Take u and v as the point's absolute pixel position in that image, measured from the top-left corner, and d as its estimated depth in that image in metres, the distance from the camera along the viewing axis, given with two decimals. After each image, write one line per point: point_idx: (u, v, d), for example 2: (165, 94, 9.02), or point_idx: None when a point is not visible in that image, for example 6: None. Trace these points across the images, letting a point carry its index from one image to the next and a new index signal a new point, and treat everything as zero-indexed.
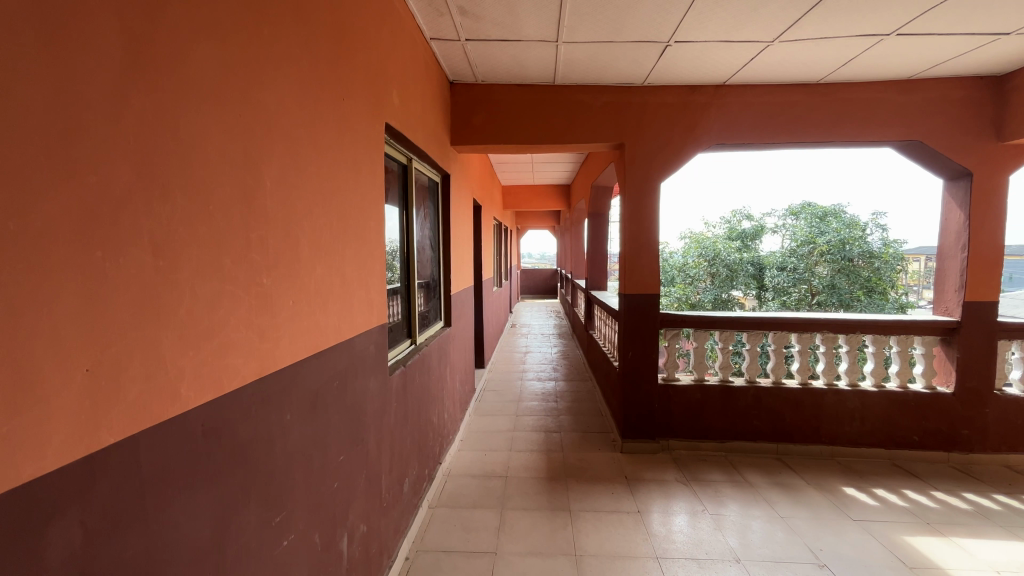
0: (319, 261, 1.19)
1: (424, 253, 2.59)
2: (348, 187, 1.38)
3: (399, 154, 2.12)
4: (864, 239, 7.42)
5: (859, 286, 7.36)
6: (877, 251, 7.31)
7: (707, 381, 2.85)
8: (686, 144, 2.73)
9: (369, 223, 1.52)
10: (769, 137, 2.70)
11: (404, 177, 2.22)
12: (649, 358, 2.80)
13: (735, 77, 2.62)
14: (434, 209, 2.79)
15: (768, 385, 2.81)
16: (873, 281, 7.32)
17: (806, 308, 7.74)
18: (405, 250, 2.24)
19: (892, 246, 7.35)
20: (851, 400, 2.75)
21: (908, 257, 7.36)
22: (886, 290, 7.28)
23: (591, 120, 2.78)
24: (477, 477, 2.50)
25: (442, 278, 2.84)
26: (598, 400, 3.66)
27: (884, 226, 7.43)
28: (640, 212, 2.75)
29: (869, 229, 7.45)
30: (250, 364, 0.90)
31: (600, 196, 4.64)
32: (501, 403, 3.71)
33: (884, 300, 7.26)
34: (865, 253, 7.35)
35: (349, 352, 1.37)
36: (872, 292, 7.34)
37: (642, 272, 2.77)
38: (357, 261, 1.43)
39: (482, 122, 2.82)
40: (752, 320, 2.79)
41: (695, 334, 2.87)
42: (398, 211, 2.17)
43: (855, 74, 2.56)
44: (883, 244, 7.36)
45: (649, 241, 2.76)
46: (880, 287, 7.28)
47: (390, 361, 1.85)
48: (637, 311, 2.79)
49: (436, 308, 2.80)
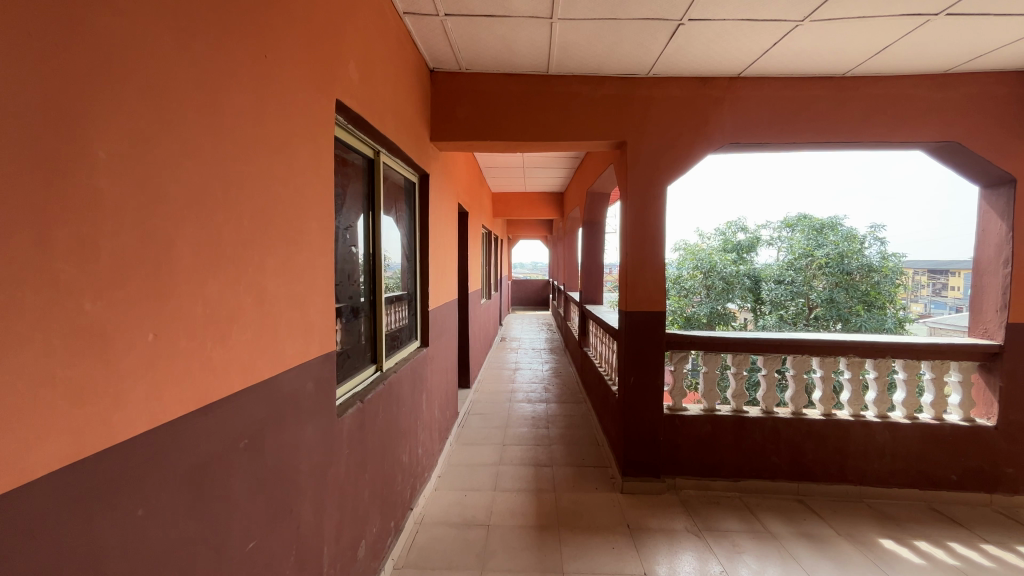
0: (214, 272, 0.83)
1: (395, 263, 2.24)
2: (274, 174, 1.03)
3: (364, 145, 1.78)
4: (863, 252, 7.19)
5: (858, 300, 7.12)
6: (877, 265, 7.06)
7: (718, 412, 2.51)
8: (696, 144, 2.41)
9: (308, 224, 1.18)
10: (789, 136, 2.39)
11: (369, 173, 1.88)
12: (653, 384, 2.46)
13: (753, 68, 2.31)
14: (410, 213, 2.45)
15: (787, 415, 2.48)
16: (871, 294, 7.04)
17: (803, 323, 7.47)
18: (371, 260, 1.89)
19: (890, 259, 7.09)
20: (881, 434, 2.43)
21: (908, 271, 7.11)
22: (885, 303, 7.00)
23: (588, 115, 2.46)
24: (454, 525, 2.13)
25: (418, 292, 2.50)
26: (594, 427, 3.30)
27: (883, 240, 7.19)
28: (644, 218, 2.42)
29: (868, 243, 7.21)
30: (43, 443, 0.55)
31: (595, 204, 4.33)
32: (486, 429, 3.35)
33: (884, 314, 6.98)
34: (863, 266, 7.11)
35: (268, 396, 1.01)
36: (871, 306, 7.07)
37: (645, 287, 2.44)
38: (286, 274, 1.08)
39: (465, 115, 2.50)
40: (768, 342, 2.45)
41: (704, 357, 2.53)
42: (362, 213, 1.82)
43: (887, 66, 2.27)
44: (881, 258, 7.11)
45: (653, 253, 2.43)
46: (880, 301, 7.00)
47: (342, 399, 1.50)
48: (640, 331, 2.45)
49: (410, 326, 2.43)
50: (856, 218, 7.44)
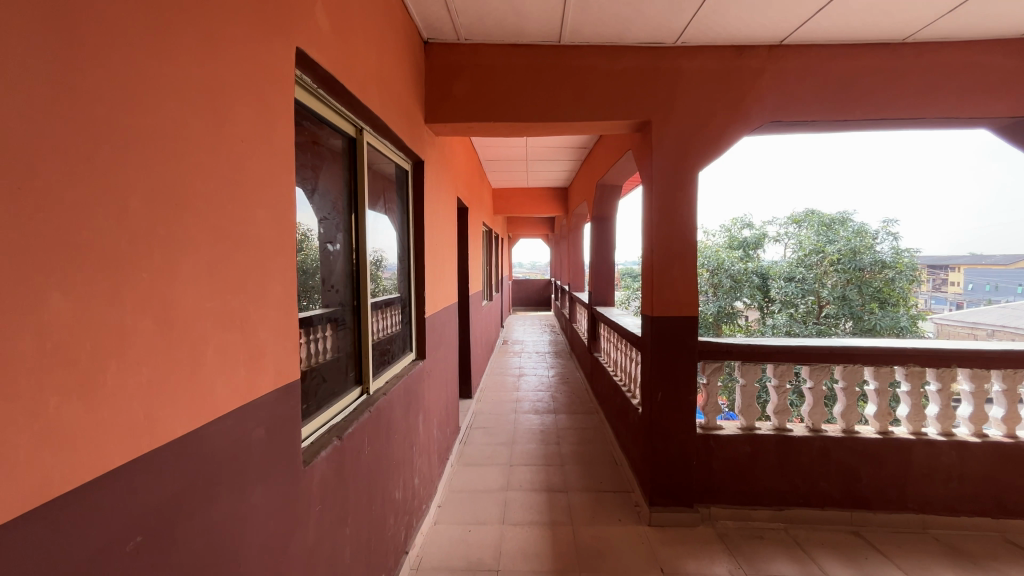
0: (65, 281, 0.51)
1: (386, 264, 1.91)
2: (191, 136, 0.70)
3: (342, 120, 1.45)
4: (875, 248, 6.89)
5: (870, 297, 6.82)
6: (889, 261, 6.75)
7: (758, 431, 2.18)
8: (732, 123, 2.09)
9: (254, 215, 0.86)
10: (839, 113, 2.07)
11: (350, 154, 1.55)
12: (684, 400, 2.14)
13: (799, 33, 1.99)
14: (403, 205, 2.12)
15: (838, 434, 2.16)
16: (884, 291, 6.75)
17: (813, 321, 7.18)
18: (354, 262, 1.56)
19: (904, 255, 6.79)
20: (947, 455, 2.11)
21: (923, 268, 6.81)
22: (899, 301, 6.71)
23: (606, 91, 2.14)
24: (457, 572, 1.81)
25: (412, 297, 2.17)
26: (610, 443, 2.98)
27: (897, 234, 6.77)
28: (672, 209, 2.10)
29: (880, 238, 6.89)
30: None
31: (608, 196, 3.95)
32: (491, 447, 3.02)
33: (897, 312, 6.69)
34: (876, 263, 6.80)
35: (187, 462, 0.69)
36: (885, 303, 6.77)
37: (674, 287, 2.11)
38: (216, 281, 0.76)
39: (465, 93, 2.18)
40: (816, 350, 2.13)
41: (741, 368, 2.20)
42: (341, 202, 1.49)
43: (955, 29, 1.95)
44: (894, 254, 6.81)
45: (684, 250, 2.11)
46: (893, 298, 6.70)
47: (311, 438, 1.17)
48: (668, 340, 2.12)
49: (404, 336, 2.10)
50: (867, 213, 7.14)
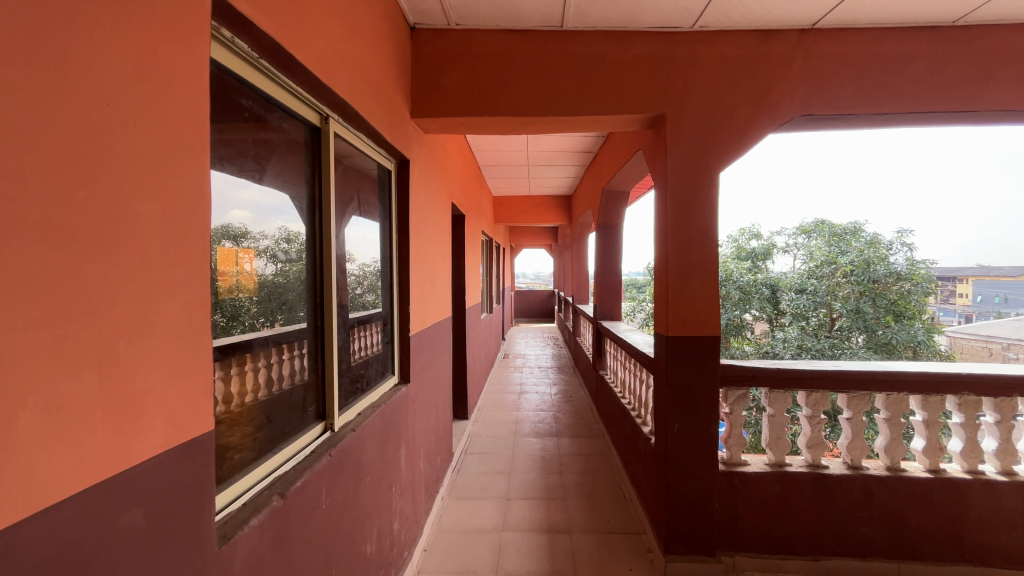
0: None
1: (360, 276, 1.67)
2: None
3: (300, 104, 1.22)
4: (889, 259, 6.60)
5: (885, 310, 6.53)
6: (904, 272, 6.45)
7: (790, 468, 1.90)
8: (757, 117, 1.84)
9: (132, 212, 0.62)
10: (880, 105, 1.82)
11: (311, 145, 1.31)
12: (704, 432, 1.87)
13: (834, 15, 1.74)
14: (385, 209, 1.88)
15: (882, 472, 1.87)
16: (899, 303, 6.45)
17: (825, 335, 6.89)
18: (317, 273, 1.31)
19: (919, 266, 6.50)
20: (1011, 498, 1.81)
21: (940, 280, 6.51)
22: (915, 314, 6.41)
23: (614, 82, 1.90)
24: None
25: (395, 313, 1.92)
26: (618, 473, 2.70)
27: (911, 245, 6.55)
28: (689, 215, 1.85)
29: (894, 249, 6.60)
30: None
31: (614, 203, 3.70)
32: (487, 476, 2.75)
33: (912, 325, 6.39)
34: (891, 274, 6.52)
35: None
36: (900, 316, 6.47)
37: (692, 303, 1.85)
38: (41, 306, 0.51)
39: (456, 85, 1.95)
40: (855, 376, 1.86)
41: (769, 395, 1.93)
42: (299, 203, 1.25)
43: (1014, 8, 1.70)
44: (908, 265, 6.52)
45: (703, 261, 1.85)
46: (909, 311, 6.40)
47: (242, 500, 0.92)
48: (686, 363, 1.85)
49: (386, 358, 1.84)
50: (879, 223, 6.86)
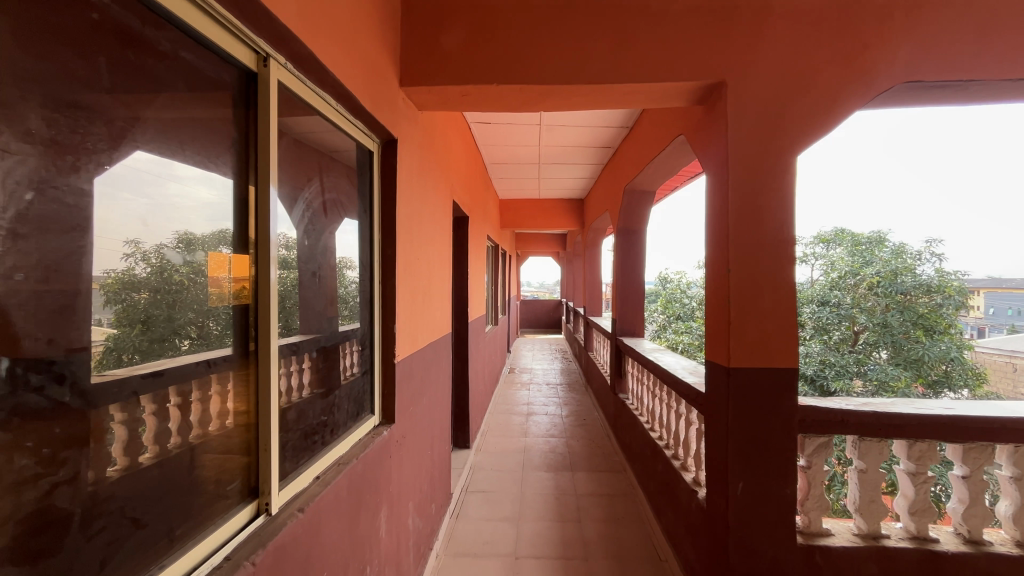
0: None
1: (325, 284, 1.23)
2: None
3: (217, 29, 0.79)
4: (916, 270, 6.09)
5: (911, 324, 6.00)
6: (935, 283, 5.94)
7: (887, 541, 1.45)
8: (844, 85, 1.42)
9: None
10: (1006, 70, 1.40)
11: (240, 96, 0.89)
12: (776, 492, 1.43)
13: None
14: (365, 200, 1.46)
15: (1011, 551, 1.41)
16: (928, 316, 5.92)
17: (848, 350, 6.30)
18: (246, 281, 0.88)
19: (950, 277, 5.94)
20: None
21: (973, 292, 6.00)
22: (947, 328, 5.89)
23: (658, 39, 1.49)
24: None
25: (374, 334, 1.48)
26: (649, 523, 2.25)
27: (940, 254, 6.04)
28: (756, 209, 1.43)
29: (922, 260, 6.10)
30: None
31: (638, 204, 3.28)
32: (493, 523, 2.32)
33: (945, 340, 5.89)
34: (919, 286, 5.99)
35: None
36: (930, 331, 5.95)
37: (761, 325, 1.43)
38: None
39: (457, 47, 1.55)
40: (977, 424, 1.40)
41: (857, 445, 1.47)
42: (219, 178, 0.83)
43: None
44: (937, 276, 5.99)
45: (776, 269, 1.42)
46: (940, 325, 5.88)
47: None
48: (753, 402, 1.42)
49: (361, 392, 1.42)
50: (905, 232, 6.30)
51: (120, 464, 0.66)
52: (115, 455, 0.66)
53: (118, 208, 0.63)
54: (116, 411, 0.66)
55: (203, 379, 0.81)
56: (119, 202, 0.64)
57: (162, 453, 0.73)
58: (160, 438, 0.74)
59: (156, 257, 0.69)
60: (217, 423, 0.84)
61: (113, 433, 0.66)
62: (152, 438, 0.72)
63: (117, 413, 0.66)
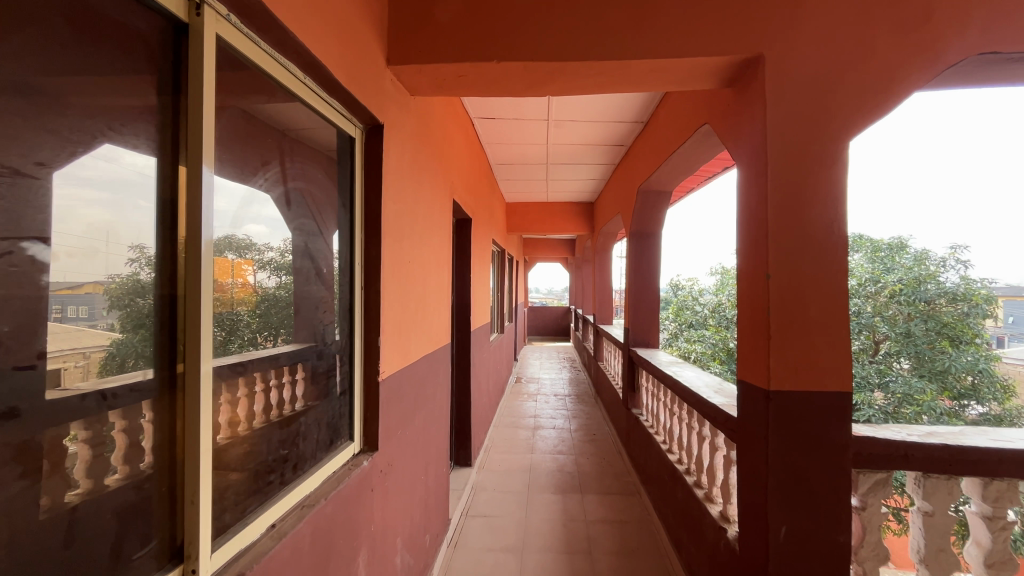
0: None
1: (292, 291, 1.04)
2: None
3: None
4: (939, 278, 5.73)
5: (936, 334, 5.63)
6: (959, 291, 5.57)
7: None
8: (902, 57, 1.21)
9: None
10: None
11: (167, 52, 0.71)
12: (825, 537, 1.21)
13: None
14: (346, 195, 1.27)
15: None
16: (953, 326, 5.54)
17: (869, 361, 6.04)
18: (173, 289, 0.71)
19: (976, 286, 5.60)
20: None
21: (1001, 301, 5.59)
22: (972, 338, 5.49)
23: (684, 9, 1.29)
24: None
25: (351, 349, 1.28)
26: (669, 558, 2.03)
27: (965, 261, 5.68)
28: (799, 205, 1.22)
29: (946, 267, 5.73)
30: None
31: (653, 205, 3.06)
32: (495, 552, 2.11)
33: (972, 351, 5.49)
34: (943, 294, 5.66)
35: None
36: (956, 341, 5.55)
37: (805, 339, 1.21)
38: None
39: (451, 20, 1.37)
40: None
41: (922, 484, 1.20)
42: (127, 151, 0.64)
43: None
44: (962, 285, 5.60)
45: (823, 274, 1.21)
46: (966, 335, 5.49)
47: None
48: (797, 431, 1.21)
49: (337, 414, 1.22)
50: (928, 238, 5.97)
51: (82, 487, 0.60)
52: (76, 478, 0.60)
53: (97, 212, 0.60)
54: (77, 429, 0.59)
55: (94, 418, 0.61)
56: (71, 198, 0.57)
57: (134, 474, 0.66)
58: (133, 457, 0.66)
59: (162, 260, 0.70)
60: (136, 465, 0.66)
61: (74, 453, 0.59)
62: (122, 457, 0.64)
63: (79, 431, 0.60)
